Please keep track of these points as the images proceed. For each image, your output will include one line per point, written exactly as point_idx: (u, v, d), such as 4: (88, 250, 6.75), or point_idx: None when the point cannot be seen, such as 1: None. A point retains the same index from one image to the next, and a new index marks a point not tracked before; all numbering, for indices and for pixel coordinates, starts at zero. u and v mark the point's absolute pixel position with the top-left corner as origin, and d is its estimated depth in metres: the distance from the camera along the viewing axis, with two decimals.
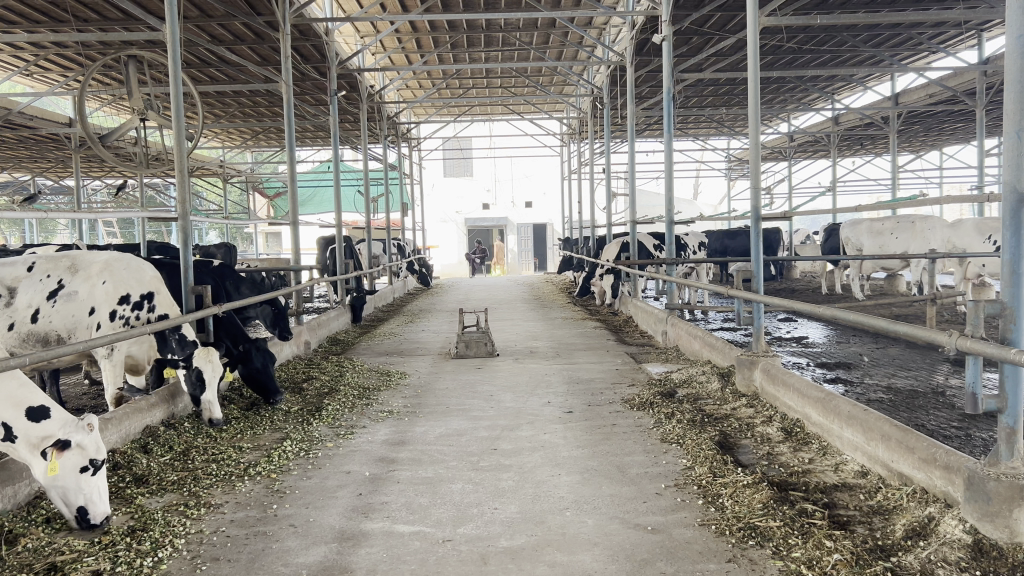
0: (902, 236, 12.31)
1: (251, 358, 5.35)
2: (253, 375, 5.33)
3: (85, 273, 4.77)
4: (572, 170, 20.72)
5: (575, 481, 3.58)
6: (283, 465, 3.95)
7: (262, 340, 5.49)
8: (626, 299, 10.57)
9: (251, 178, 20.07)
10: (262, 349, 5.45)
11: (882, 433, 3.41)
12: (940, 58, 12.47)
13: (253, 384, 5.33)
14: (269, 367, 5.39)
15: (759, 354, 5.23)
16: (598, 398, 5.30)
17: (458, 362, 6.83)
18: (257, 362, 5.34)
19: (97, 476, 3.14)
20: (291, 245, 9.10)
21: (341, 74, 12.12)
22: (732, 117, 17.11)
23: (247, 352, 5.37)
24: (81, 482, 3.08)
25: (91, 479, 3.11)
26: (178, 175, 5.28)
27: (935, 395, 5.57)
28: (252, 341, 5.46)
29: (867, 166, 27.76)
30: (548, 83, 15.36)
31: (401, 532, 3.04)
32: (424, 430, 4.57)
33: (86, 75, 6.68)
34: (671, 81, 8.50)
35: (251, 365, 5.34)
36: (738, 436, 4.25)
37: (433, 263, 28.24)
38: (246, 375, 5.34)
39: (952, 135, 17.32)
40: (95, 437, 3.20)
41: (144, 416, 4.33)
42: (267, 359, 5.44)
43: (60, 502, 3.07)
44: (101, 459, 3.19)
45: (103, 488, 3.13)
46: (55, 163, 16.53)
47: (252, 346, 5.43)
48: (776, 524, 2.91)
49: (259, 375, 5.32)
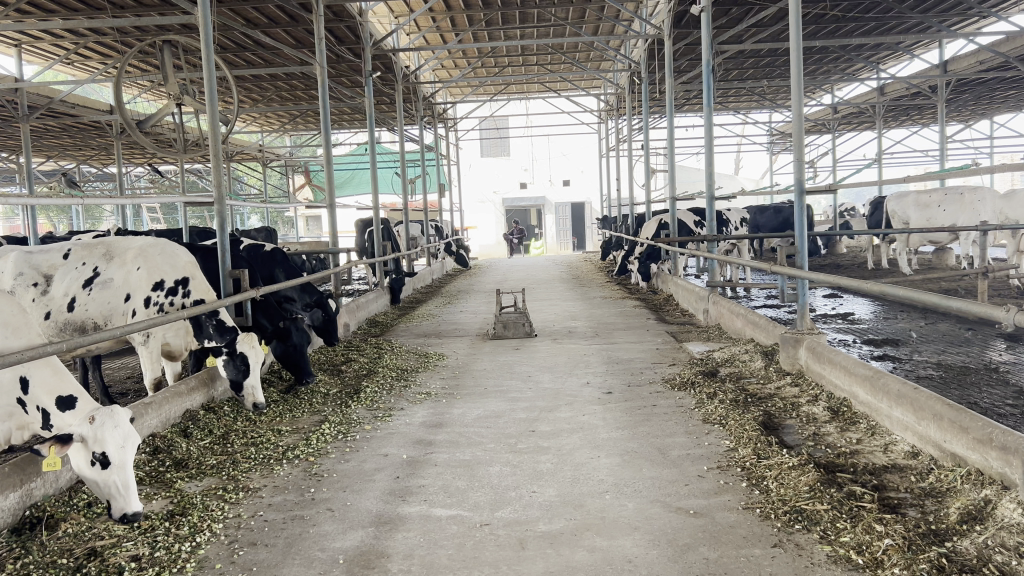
0: (951, 209, 12.00)
1: (290, 335, 5.42)
2: (289, 355, 5.39)
3: (120, 259, 4.82)
4: (609, 147, 20.49)
5: (615, 463, 3.51)
6: (322, 448, 3.94)
7: (300, 318, 5.55)
8: (667, 277, 10.44)
9: (289, 162, 20.22)
10: (300, 326, 5.51)
11: (933, 413, 3.29)
12: (991, 23, 12.04)
13: (288, 363, 5.40)
14: (305, 346, 5.46)
15: (804, 332, 5.09)
16: (638, 378, 5.23)
17: (496, 343, 6.79)
18: (294, 341, 5.40)
19: (109, 469, 2.98)
20: (329, 228, 9.09)
21: (376, 56, 12.10)
22: (773, 89, 16.76)
23: (287, 329, 5.44)
24: (98, 480, 3.00)
25: (101, 474, 2.98)
26: (212, 160, 5.26)
27: (988, 372, 5.40)
28: (291, 318, 5.50)
29: (914, 139, 27.09)
30: (586, 60, 15.19)
31: (439, 516, 3.00)
32: (462, 411, 4.54)
33: (122, 62, 6.67)
34: (711, 54, 8.30)
35: (289, 343, 5.41)
36: (783, 416, 4.15)
37: (471, 244, 28.22)
38: (282, 354, 5.42)
39: (1003, 103, 16.78)
40: (97, 429, 3.01)
41: (183, 400, 4.36)
42: (302, 337, 5.51)
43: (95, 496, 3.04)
44: (103, 450, 2.99)
45: (117, 482, 2.96)
46: (99, 150, 16.81)
47: (290, 323, 5.48)
48: (823, 508, 2.81)
49: (294, 354, 5.38)
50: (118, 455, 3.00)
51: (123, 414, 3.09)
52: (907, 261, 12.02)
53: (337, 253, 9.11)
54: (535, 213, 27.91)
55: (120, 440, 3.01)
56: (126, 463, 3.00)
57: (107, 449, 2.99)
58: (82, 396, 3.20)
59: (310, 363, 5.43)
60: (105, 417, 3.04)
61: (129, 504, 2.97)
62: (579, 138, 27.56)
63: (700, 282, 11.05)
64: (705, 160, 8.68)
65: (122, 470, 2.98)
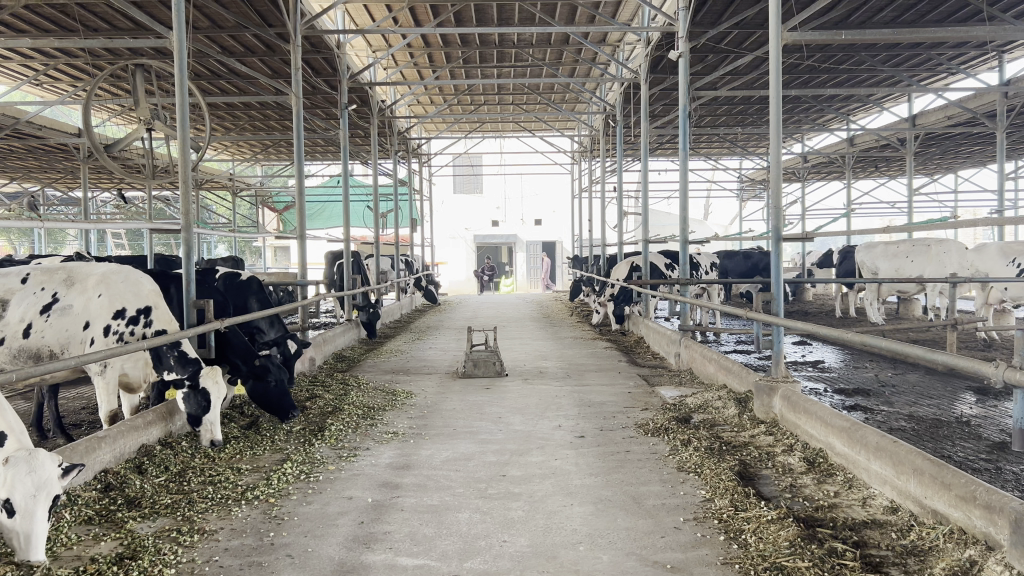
0: (919, 260, 12.22)
1: (267, 373, 5.22)
2: (267, 392, 5.19)
3: (82, 286, 4.65)
4: (583, 187, 20.58)
5: (588, 512, 3.40)
6: (283, 489, 3.77)
7: (277, 355, 5.34)
8: (638, 319, 10.40)
9: (260, 191, 20.03)
10: (277, 362, 5.32)
11: (914, 468, 3.23)
12: (960, 80, 12.29)
13: (267, 401, 5.20)
14: (284, 383, 5.27)
15: (779, 380, 5.04)
16: (610, 422, 5.12)
17: (465, 381, 6.67)
18: (272, 379, 5.20)
19: (15, 518, 2.72)
20: (299, 260, 8.90)
21: (351, 88, 12.05)
22: (745, 137, 16.97)
23: (264, 367, 5.23)
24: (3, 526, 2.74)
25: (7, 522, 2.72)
26: (181, 187, 5.12)
27: (960, 425, 5.37)
28: (268, 355, 5.30)
29: (882, 191, 27.61)
30: (561, 100, 15.25)
31: (404, 565, 2.86)
32: (430, 453, 4.40)
33: (92, 85, 6.51)
34: (687, 99, 8.31)
35: (266, 382, 5.21)
36: (758, 465, 4.07)
37: (441, 280, 28.11)
38: (259, 393, 5.21)
39: (968, 158, 17.15)
40: (8, 472, 2.75)
41: (140, 435, 4.19)
42: (282, 374, 5.30)
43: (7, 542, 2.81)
44: (9, 497, 2.72)
45: (24, 532, 2.72)
46: (64, 173, 16.50)
47: (268, 360, 5.28)
48: (804, 565, 2.72)
49: (272, 392, 5.19)
50: (28, 504, 2.73)
51: (45, 454, 2.84)
52: (876, 310, 12.13)
53: (305, 285, 8.93)
54: (505, 251, 27.91)
55: (33, 488, 2.74)
56: (36, 514, 2.74)
57: (12, 496, 2.72)
58: (13, 433, 2.87)
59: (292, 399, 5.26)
60: (21, 460, 2.78)
61: (32, 556, 2.75)
62: (552, 179, 27.70)
63: (671, 325, 11.02)
64: (680, 204, 8.65)
65: (28, 519, 2.72)
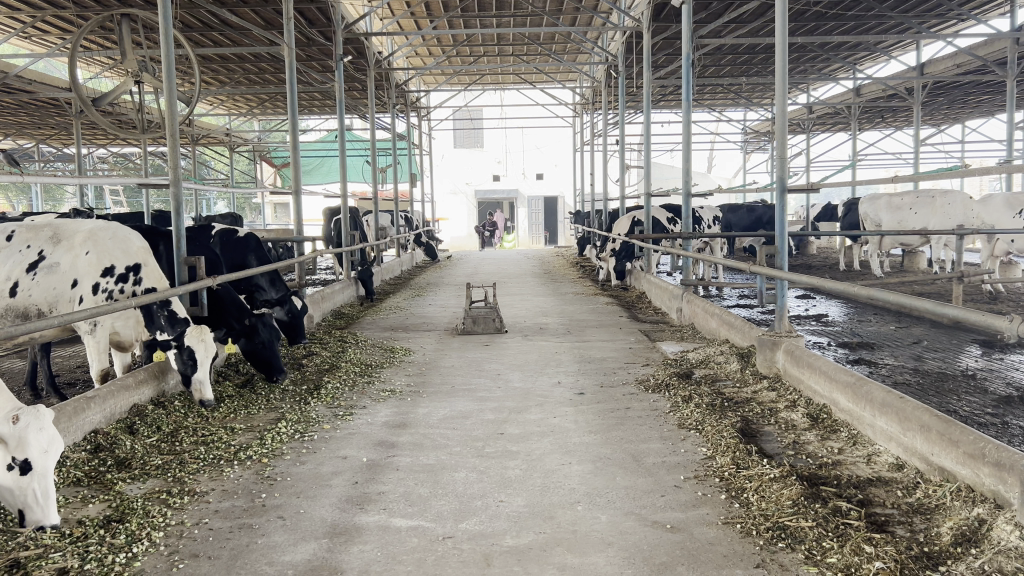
0: (922, 212, 12.08)
1: (257, 331, 5.12)
2: (257, 352, 5.08)
3: (68, 243, 4.54)
4: (584, 141, 20.34)
5: (586, 470, 3.33)
6: (277, 449, 3.70)
7: (266, 315, 5.25)
8: (640, 274, 10.29)
9: (258, 147, 19.83)
10: (268, 323, 5.21)
11: (920, 423, 3.14)
12: (971, 26, 12.01)
13: (256, 362, 5.10)
14: (273, 343, 5.14)
15: (782, 335, 4.95)
16: (611, 378, 5.06)
17: (464, 338, 6.59)
18: (263, 338, 5.10)
19: (27, 477, 2.65)
20: (295, 215, 8.71)
21: (347, 40, 11.83)
22: (750, 87, 16.68)
23: (254, 326, 5.13)
24: (9, 486, 2.65)
25: (22, 482, 2.64)
26: (168, 141, 5.00)
27: (964, 379, 5.31)
28: (257, 316, 5.21)
29: (887, 142, 27.26)
30: (562, 51, 14.98)
31: (398, 527, 2.79)
32: (427, 411, 4.33)
33: (77, 37, 6.27)
34: (691, 47, 8.09)
35: (256, 341, 5.10)
36: (760, 422, 3.99)
37: (442, 235, 27.98)
38: (249, 352, 5.09)
39: (977, 108, 16.87)
40: (19, 430, 2.65)
41: (131, 395, 4.12)
42: (272, 335, 5.20)
43: (4, 504, 2.71)
44: (26, 455, 2.64)
45: (37, 492, 2.66)
46: (58, 129, 16.35)
47: (257, 320, 5.18)
48: (808, 525, 2.65)
49: (263, 352, 5.08)
50: (40, 462, 2.67)
51: (49, 414, 2.77)
52: (879, 263, 12.02)
53: (302, 242, 8.80)
54: (507, 206, 27.70)
55: (45, 444, 2.68)
56: (47, 471, 2.68)
57: (29, 455, 2.65)
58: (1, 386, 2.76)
59: (281, 360, 5.12)
60: (29, 417, 2.69)
61: (46, 516, 2.68)
62: (554, 132, 27.39)
63: (674, 280, 10.89)
64: (683, 156, 8.46)
65: (43, 479, 2.67)
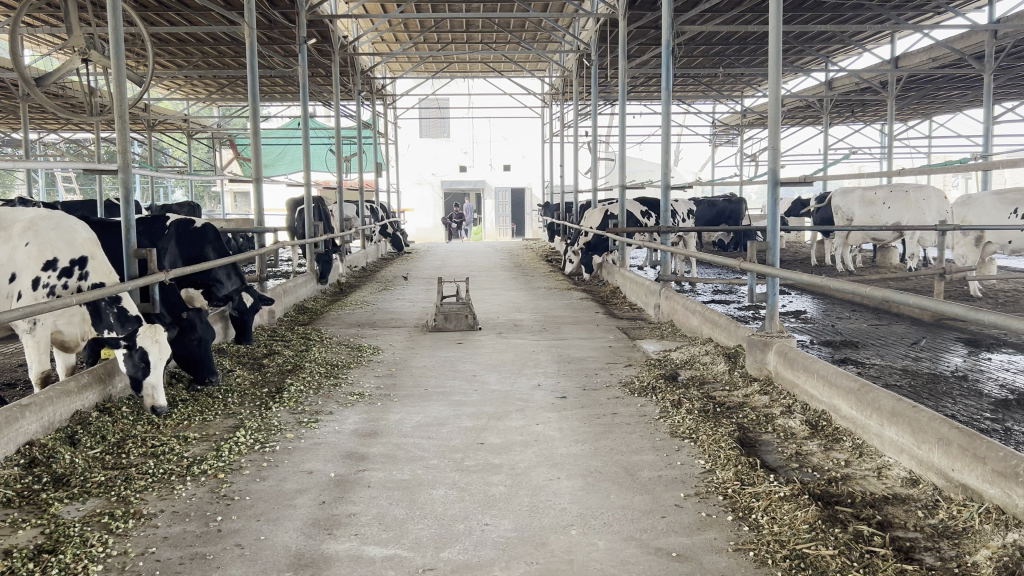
0: (896, 207, 11.94)
1: (194, 327, 4.70)
2: (192, 350, 4.67)
3: (6, 233, 4.14)
4: (554, 133, 20.07)
5: (576, 487, 3.05)
6: (234, 462, 3.36)
7: (204, 311, 4.85)
8: (613, 268, 10.01)
9: (217, 134, 19.28)
10: (205, 319, 4.80)
11: (938, 436, 2.91)
12: (948, 19, 11.93)
13: (186, 359, 4.67)
14: (209, 341, 4.74)
15: (773, 335, 4.70)
16: (593, 380, 4.78)
17: (436, 336, 6.26)
18: (200, 334, 4.69)
19: None
20: (255, 205, 8.28)
21: (311, 23, 11.43)
22: (721, 79, 16.55)
23: (191, 321, 4.71)
24: None
25: None
26: (117, 124, 4.60)
27: (957, 381, 5.10)
28: (195, 310, 4.80)
29: (855, 136, 27.38)
30: (533, 40, 14.66)
31: (372, 557, 2.48)
32: (400, 417, 4.01)
33: (17, 10, 5.76)
34: (670, 34, 7.76)
35: (191, 337, 4.68)
36: (758, 430, 3.74)
37: (407, 227, 27.59)
38: (183, 349, 4.67)
39: (949, 102, 16.88)
40: None
41: (72, 401, 3.74)
42: (208, 331, 4.80)
43: None
44: None
45: None
46: (5, 113, 15.71)
47: (195, 315, 4.76)
48: (829, 553, 2.39)
49: (198, 350, 4.67)
50: None
51: None
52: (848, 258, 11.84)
53: (263, 233, 8.38)
54: (473, 197, 27.53)
55: None
56: None
57: None
58: None
59: (214, 360, 4.73)
60: None
61: None
62: (521, 122, 27.13)
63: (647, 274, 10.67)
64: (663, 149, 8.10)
65: None
